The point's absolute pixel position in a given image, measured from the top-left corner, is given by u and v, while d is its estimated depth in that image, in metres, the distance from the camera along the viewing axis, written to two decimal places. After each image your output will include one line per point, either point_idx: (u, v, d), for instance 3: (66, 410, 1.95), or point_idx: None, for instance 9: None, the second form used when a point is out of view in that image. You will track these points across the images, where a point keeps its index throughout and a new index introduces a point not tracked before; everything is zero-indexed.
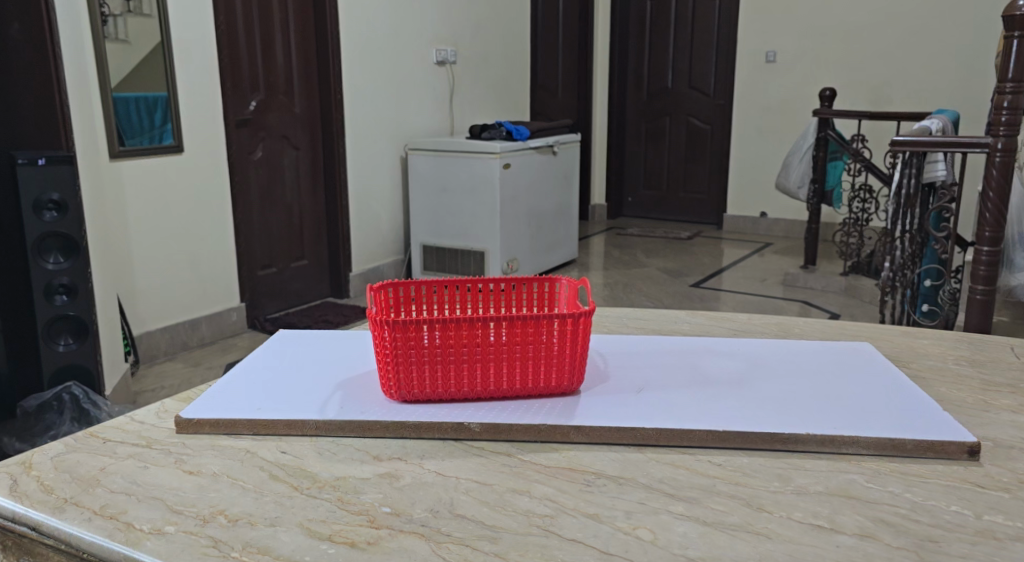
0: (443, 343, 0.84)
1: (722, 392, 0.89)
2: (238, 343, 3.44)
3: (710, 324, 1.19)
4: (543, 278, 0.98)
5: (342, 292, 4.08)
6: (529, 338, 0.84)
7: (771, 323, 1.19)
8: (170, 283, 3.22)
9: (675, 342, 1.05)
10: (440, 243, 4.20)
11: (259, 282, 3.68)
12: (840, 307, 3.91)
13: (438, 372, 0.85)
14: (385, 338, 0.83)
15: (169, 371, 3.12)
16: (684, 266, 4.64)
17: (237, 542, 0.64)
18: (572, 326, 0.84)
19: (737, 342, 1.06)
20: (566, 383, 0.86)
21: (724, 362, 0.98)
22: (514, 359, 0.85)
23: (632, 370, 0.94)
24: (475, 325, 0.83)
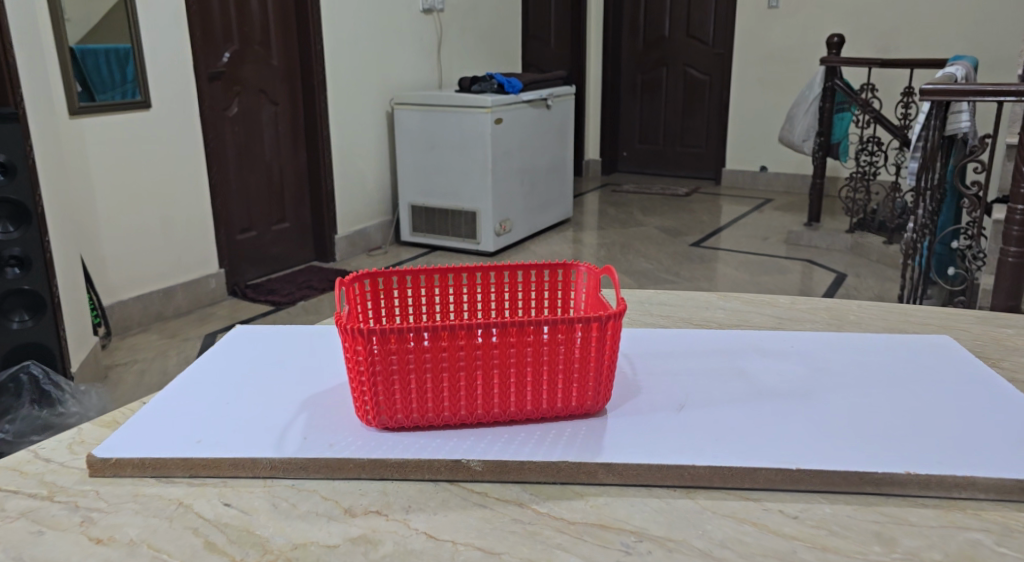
0: (433, 357, 0.65)
1: (784, 407, 0.71)
2: (217, 312, 3.25)
3: (747, 310, 1.00)
4: (556, 264, 0.81)
5: (327, 256, 3.89)
6: (542, 349, 0.66)
7: (819, 308, 1.01)
8: (141, 249, 3.01)
9: (715, 338, 0.87)
10: (429, 203, 4.00)
11: (238, 247, 3.49)
12: (845, 267, 3.74)
13: (427, 395, 0.66)
14: (357, 351, 0.65)
15: (143, 345, 2.94)
16: (683, 224, 4.45)
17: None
18: (598, 334, 0.66)
19: (789, 336, 0.88)
20: (592, 403, 0.68)
21: (783, 364, 0.80)
22: (524, 377, 0.67)
23: (670, 380, 0.76)
24: (473, 333, 0.65)
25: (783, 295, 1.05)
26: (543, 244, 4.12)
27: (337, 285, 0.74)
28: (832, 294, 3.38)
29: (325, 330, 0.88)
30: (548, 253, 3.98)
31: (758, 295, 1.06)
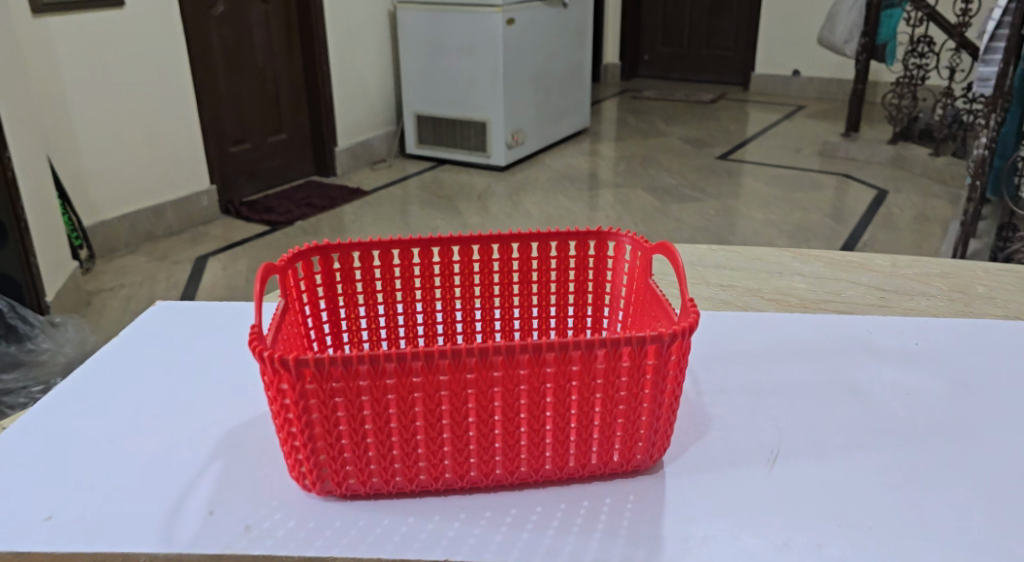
0: (403, 395, 0.56)
1: (916, 442, 0.64)
2: (209, 233, 3.02)
3: (829, 278, 0.87)
4: (589, 232, 0.75)
5: (327, 170, 3.62)
6: (564, 382, 0.57)
7: (931, 276, 0.86)
8: (125, 163, 2.77)
9: (825, 332, 0.77)
10: (435, 111, 3.72)
11: (231, 160, 3.23)
12: (885, 181, 3.44)
13: (394, 443, 0.58)
14: (283, 389, 0.55)
15: (130, 267, 2.72)
16: (708, 134, 4.15)
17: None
18: (655, 362, 0.57)
19: (915, 325, 0.78)
20: (639, 456, 0.61)
21: (913, 375, 0.71)
22: (541, 415, 0.58)
23: (766, 412, 0.67)
24: (460, 364, 0.55)
25: (876, 257, 0.92)
26: (558, 157, 3.84)
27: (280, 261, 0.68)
28: (873, 214, 3.08)
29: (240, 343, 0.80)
30: (564, 166, 3.70)
31: (843, 257, 0.92)
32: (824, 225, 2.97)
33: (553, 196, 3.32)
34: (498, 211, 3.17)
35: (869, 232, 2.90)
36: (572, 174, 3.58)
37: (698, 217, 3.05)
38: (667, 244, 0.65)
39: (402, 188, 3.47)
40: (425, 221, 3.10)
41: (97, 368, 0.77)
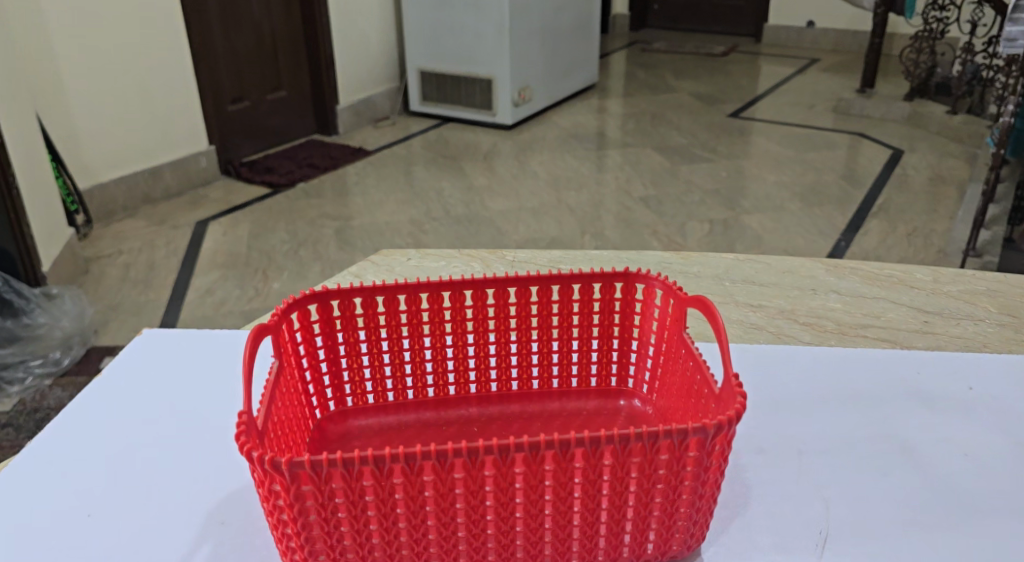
0: (412, 495, 0.53)
1: (974, 491, 0.66)
2: (209, 195, 2.96)
3: (870, 294, 0.92)
4: (612, 274, 0.74)
5: (329, 128, 3.54)
6: (593, 475, 0.54)
7: (978, 293, 0.91)
8: (120, 124, 2.69)
9: (876, 375, 0.79)
10: (440, 68, 3.62)
11: (230, 119, 3.15)
12: (900, 139, 3.32)
13: (402, 544, 0.55)
14: (275, 489, 0.52)
15: (129, 232, 2.67)
16: (720, 89, 4.04)
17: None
18: (696, 454, 0.54)
19: (970, 360, 0.80)
20: (676, 546, 0.60)
21: (968, 425, 0.73)
22: (568, 507, 0.55)
23: (813, 477, 0.68)
24: (477, 463, 0.52)
25: (919, 267, 0.97)
26: (565, 114, 3.75)
27: (272, 314, 0.67)
28: (888, 174, 2.94)
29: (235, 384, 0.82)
30: (571, 124, 3.61)
31: (886, 267, 0.97)
32: (837, 185, 2.87)
33: (560, 156, 3.24)
34: (504, 172, 3.09)
35: (885, 194, 2.78)
36: (579, 133, 3.49)
37: (709, 179, 2.97)
38: (705, 299, 0.63)
39: (405, 148, 3.39)
40: (430, 183, 3.03)
41: (91, 416, 0.78)
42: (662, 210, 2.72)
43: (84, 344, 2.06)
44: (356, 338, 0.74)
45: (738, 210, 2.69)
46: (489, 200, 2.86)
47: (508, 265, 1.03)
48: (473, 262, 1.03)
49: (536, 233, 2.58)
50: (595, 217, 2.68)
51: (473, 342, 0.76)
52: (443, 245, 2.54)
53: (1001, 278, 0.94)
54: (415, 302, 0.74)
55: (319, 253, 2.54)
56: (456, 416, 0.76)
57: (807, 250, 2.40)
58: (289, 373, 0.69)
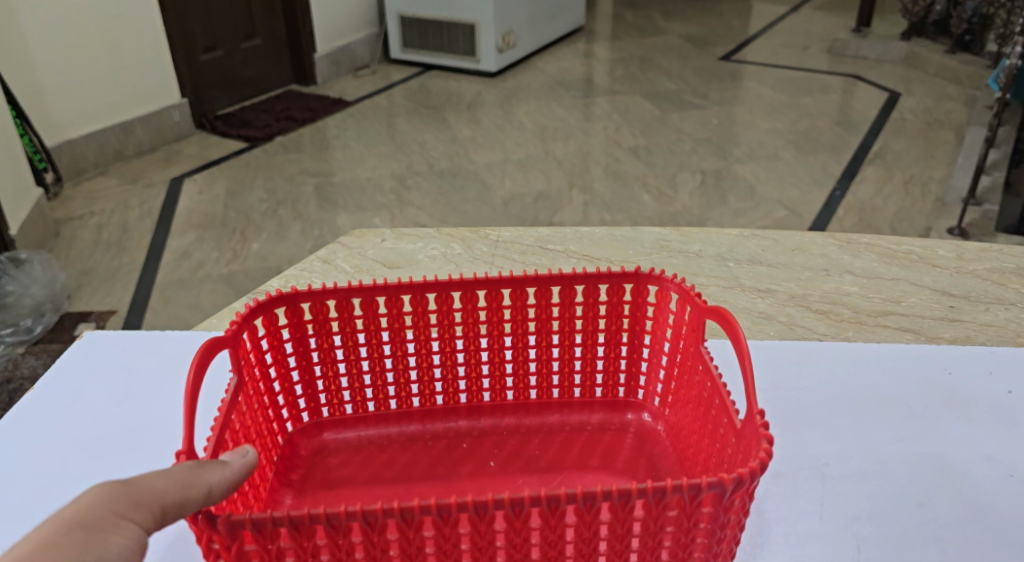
0: (372, 548, 0.51)
1: (1008, 504, 0.69)
2: (183, 151, 2.85)
3: (888, 273, 0.97)
4: (613, 276, 0.73)
5: (307, 79, 3.42)
6: (588, 531, 0.52)
7: (1007, 272, 0.97)
8: (87, 78, 2.56)
9: (912, 387, 0.80)
10: (421, 14, 3.50)
11: (202, 70, 3.02)
12: (896, 81, 3.21)
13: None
14: (214, 547, 0.51)
15: (101, 191, 2.57)
16: (710, 32, 3.92)
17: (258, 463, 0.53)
18: (712, 510, 0.51)
19: (1002, 358, 0.84)
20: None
21: (1010, 440, 0.75)
22: (557, 551, 0.53)
23: (849, 509, 0.69)
24: (448, 519, 0.50)
25: (941, 242, 1.02)
26: (551, 59, 3.63)
27: (231, 323, 0.65)
28: (884, 120, 2.85)
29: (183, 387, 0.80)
30: (558, 70, 3.49)
31: (904, 242, 1.03)
32: (831, 132, 2.79)
33: (547, 105, 3.13)
34: (489, 123, 2.99)
35: (881, 140, 2.69)
36: (566, 80, 3.38)
37: (700, 127, 2.88)
38: (723, 311, 0.63)
39: (387, 98, 3.28)
40: (412, 135, 2.93)
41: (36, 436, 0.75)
42: (652, 161, 2.63)
43: (57, 312, 1.99)
44: (331, 343, 0.75)
45: (730, 159, 2.61)
46: (474, 153, 2.76)
47: (491, 243, 1.05)
48: (454, 242, 1.05)
49: (522, 188, 2.50)
50: (583, 169, 2.60)
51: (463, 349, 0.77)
52: (427, 201, 2.46)
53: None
54: (398, 304, 0.74)
55: (299, 212, 2.45)
56: (444, 429, 0.77)
57: (802, 201, 2.32)
58: (251, 384, 0.68)
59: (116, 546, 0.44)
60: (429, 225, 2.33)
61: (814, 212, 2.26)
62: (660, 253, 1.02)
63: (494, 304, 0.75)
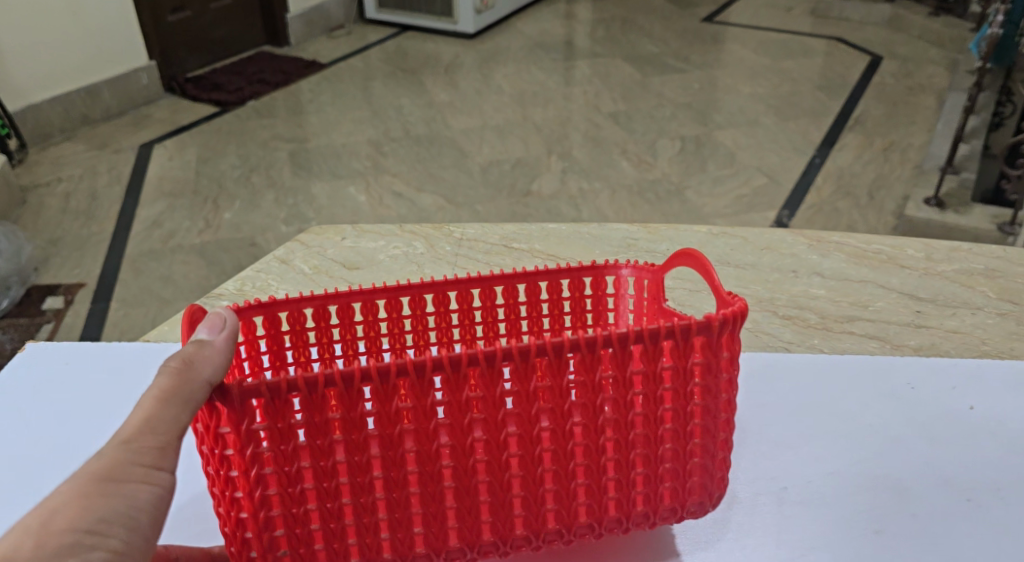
0: (389, 420, 0.58)
1: (960, 529, 0.71)
2: (153, 115, 2.78)
3: (856, 275, 1.01)
4: (581, 267, 0.75)
5: (280, 39, 3.34)
6: (526, 404, 0.60)
7: (975, 274, 1.01)
8: (49, 39, 2.48)
9: (867, 398, 0.83)
10: None
11: (171, 31, 2.93)
12: (879, 43, 3.18)
13: (345, 504, 0.60)
14: (224, 433, 0.57)
15: (68, 157, 2.50)
16: None
17: (236, 326, 0.61)
18: (703, 360, 0.62)
19: (966, 372, 0.85)
20: (695, 504, 0.66)
21: (973, 454, 0.78)
22: (566, 439, 0.62)
23: (802, 537, 0.71)
24: (388, 388, 0.57)
25: (910, 242, 1.07)
26: (531, 20, 3.56)
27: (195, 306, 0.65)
28: (866, 84, 2.82)
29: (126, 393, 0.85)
30: (538, 31, 3.43)
31: (874, 242, 1.06)
32: (813, 96, 2.76)
33: (526, 68, 3.08)
34: (467, 87, 2.94)
35: (862, 105, 2.67)
36: (545, 42, 3.31)
37: (680, 91, 2.84)
38: (692, 255, 0.67)
39: (362, 60, 3.21)
40: (389, 99, 2.87)
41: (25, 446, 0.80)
42: (631, 126, 2.60)
43: (24, 284, 1.95)
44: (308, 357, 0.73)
45: (711, 125, 2.58)
46: (451, 118, 2.71)
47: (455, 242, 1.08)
48: (417, 241, 1.07)
49: (500, 154, 2.46)
50: (562, 135, 2.56)
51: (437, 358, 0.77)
52: (403, 167, 2.42)
53: (994, 256, 1.04)
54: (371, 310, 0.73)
55: (272, 179, 2.40)
56: None
57: (781, 168, 2.30)
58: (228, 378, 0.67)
59: (141, 492, 0.52)
60: (405, 193, 2.29)
61: (793, 180, 2.25)
62: (627, 251, 1.05)
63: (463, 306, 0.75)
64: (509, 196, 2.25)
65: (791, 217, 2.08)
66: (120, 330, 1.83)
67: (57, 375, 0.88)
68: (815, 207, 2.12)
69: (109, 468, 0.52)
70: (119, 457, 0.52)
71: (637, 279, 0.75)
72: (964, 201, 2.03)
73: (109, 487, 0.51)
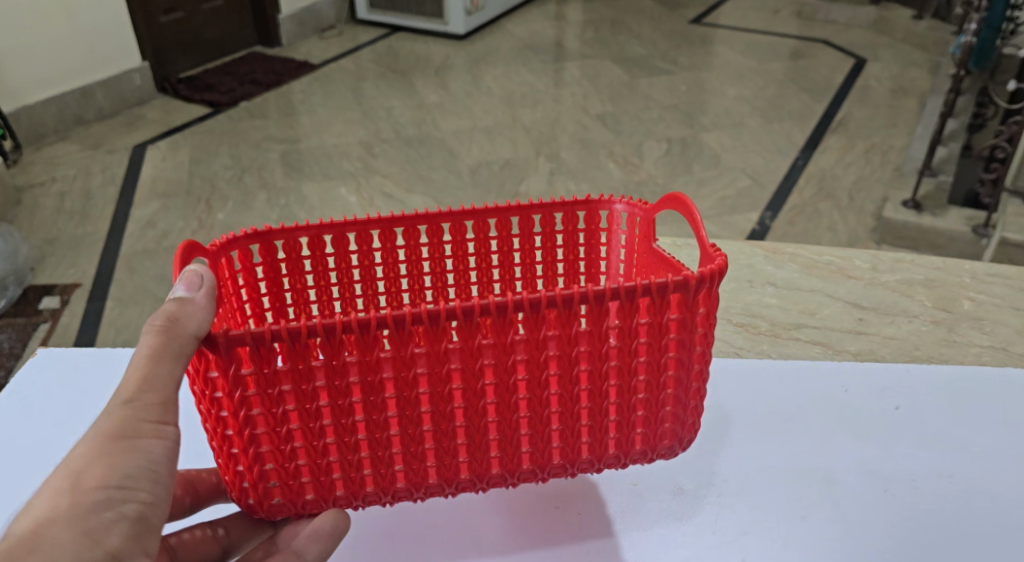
0: (367, 368, 0.62)
1: (877, 517, 0.77)
2: (146, 115, 2.81)
3: (807, 284, 1.06)
4: (568, 202, 0.82)
5: (272, 40, 3.37)
6: (503, 354, 0.64)
7: (915, 284, 1.05)
8: (42, 41, 2.50)
9: (808, 397, 0.87)
10: None
11: (163, 32, 2.96)
12: (863, 46, 3.23)
13: (329, 443, 0.65)
14: (213, 377, 0.61)
15: (61, 157, 2.53)
16: None
17: (213, 281, 0.65)
18: (680, 317, 0.66)
19: (896, 376, 0.89)
20: (666, 447, 0.72)
21: (891, 451, 0.82)
22: (544, 388, 0.66)
23: (735, 523, 0.76)
24: (368, 340, 0.61)
25: (859, 253, 1.11)
26: (520, 21, 3.60)
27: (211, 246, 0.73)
28: (849, 87, 2.87)
29: None
30: (528, 33, 3.46)
31: (824, 253, 1.11)
32: (798, 99, 2.80)
33: (515, 70, 3.11)
34: (457, 88, 2.97)
35: (844, 108, 2.72)
36: (534, 43, 3.35)
37: (668, 94, 2.88)
38: (680, 194, 0.76)
39: (353, 61, 3.24)
40: (380, 100, 2.90)
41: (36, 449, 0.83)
42: (619, 128, 2.64)
43: (20, 283, 1.98)
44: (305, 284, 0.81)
45: (697, 127, 2.62)
46: (441, 120, 2.75)
47: None
48: None
49: (489, 155, 2.50)
50: (550, 137, 2.60)
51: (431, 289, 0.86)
52: (394, 169, 2.46)
53: (936, 266, 1.08)
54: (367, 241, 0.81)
55: (264, 180, 2.43)
56: None
57: (765, 170, 2.35)
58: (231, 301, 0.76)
59: (155, 445, 0.60)
60: (395, 194, 2.33)
61: (776, 182, 2.29)
62: None
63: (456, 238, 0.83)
64: (498, 198, 2.29)
65: (773, 218, 2.13)
66: (115, 329, 1.86)
67: (64, 380, 0.91)
68: (797, 209, 2.16)
69: (120, 427, 0.59)
70: (127, 418, 0.60)
71: (630, 216, 0.81)
72: (941, 203, 2.09)
73: (124, 445, 0.59)
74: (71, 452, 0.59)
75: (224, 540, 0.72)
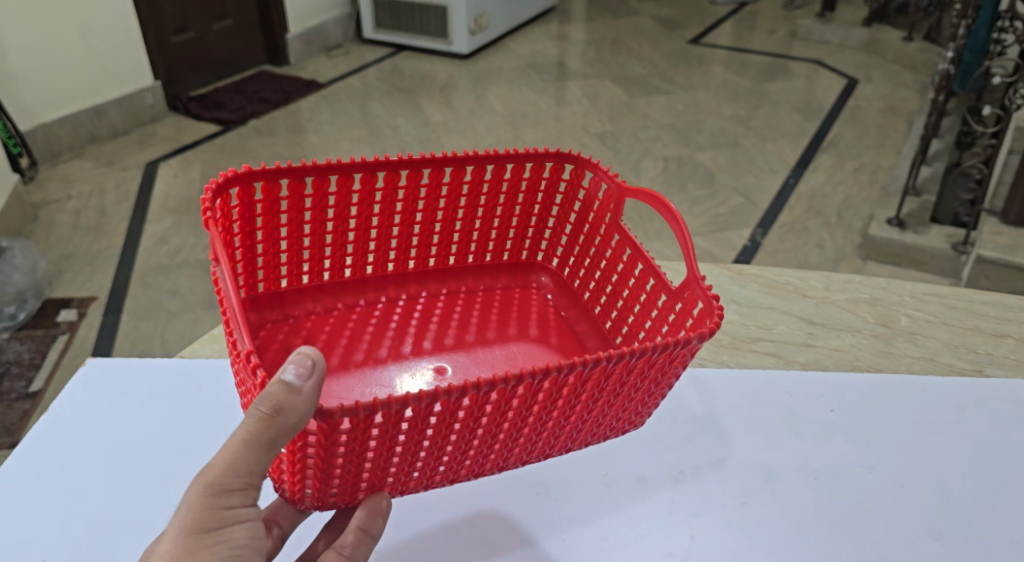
0: (444, 413, 0.70)
1: (813, 504, 0.85)
2: (158, 133, 2.90)
3: (767, 303, 1.12)
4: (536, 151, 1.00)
5: (281, 59, 3.46)
6: (555, 395, 0.74)
7: (861, 302, 1.12)
8: (57, 63, 2.59)
9: (754, 398, 0.95)
10: None
11: (174, 52, 3.05)
12: (856, 67, 3.31)
13: (394, 461, 0.74)
14: (310, 434, 0.68)
15: (76, 175, 2.61)
16: (682, 16, 4.00)
17: (322, 364, 0.67)
18: (688, 355, 0.77)
19: (829, 386, 0.96)
20: (643, 415, 0.86)
21: (825, 449, 0.89)
22: (574, 407, 0.77)
23: (687, 506, 0.85)
24: (457, 402, 0.69)
25: (814, 274, 1.18)
26: (523, 41, 3.68)
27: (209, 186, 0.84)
28: (840, 107, 2.95)
29: (171, 417, 0.93)
30: (530, 52, 3.55)
31: (784, 274, 1.18)
32: (791, 118, 2.88)
33: (517, 89, 3.20)
34: (460, 107, 3.06)
35: (835, 128, 2.80)
36: (536, 63, 3.44)
37: (665, 113, 2.96)
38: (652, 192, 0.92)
39: (359, 80, 3.33)
40: (386, 119, 2.99)
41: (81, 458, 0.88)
42: (617, 147, 2.72)
43: (39, 297, 2.06)
44: (276, 220, 0.95)
45: (693, 146, 2.70)
46: (445, 138, 2.83)
47: None
48: None
49: None
50: None
51: (398, 226, 1.01)
52: None
53: (883, 285, 1.16)
54: (346, 182, 0.95)
55: None
56: (376, 298, 1.03)
57: (757, 189, 2.42)
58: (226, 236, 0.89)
59: (238, 530, 0.66)
60: None
61: (768, 201, 2.37)
62: None
63: (433, 182, 0.99)
64: None
65: (763, 235, 2.20)
66: (131, 341, 1.94)
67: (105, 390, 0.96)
68: (787, 226, 2.24)
69: (206, 520, 0.65)
70: (209, 507, 0.65)
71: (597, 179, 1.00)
72: (923, 221, 2.16)
73: (211, 537, 0.65)
74: (155, 551, 0.64)
75: (280, 535, 0.77)
